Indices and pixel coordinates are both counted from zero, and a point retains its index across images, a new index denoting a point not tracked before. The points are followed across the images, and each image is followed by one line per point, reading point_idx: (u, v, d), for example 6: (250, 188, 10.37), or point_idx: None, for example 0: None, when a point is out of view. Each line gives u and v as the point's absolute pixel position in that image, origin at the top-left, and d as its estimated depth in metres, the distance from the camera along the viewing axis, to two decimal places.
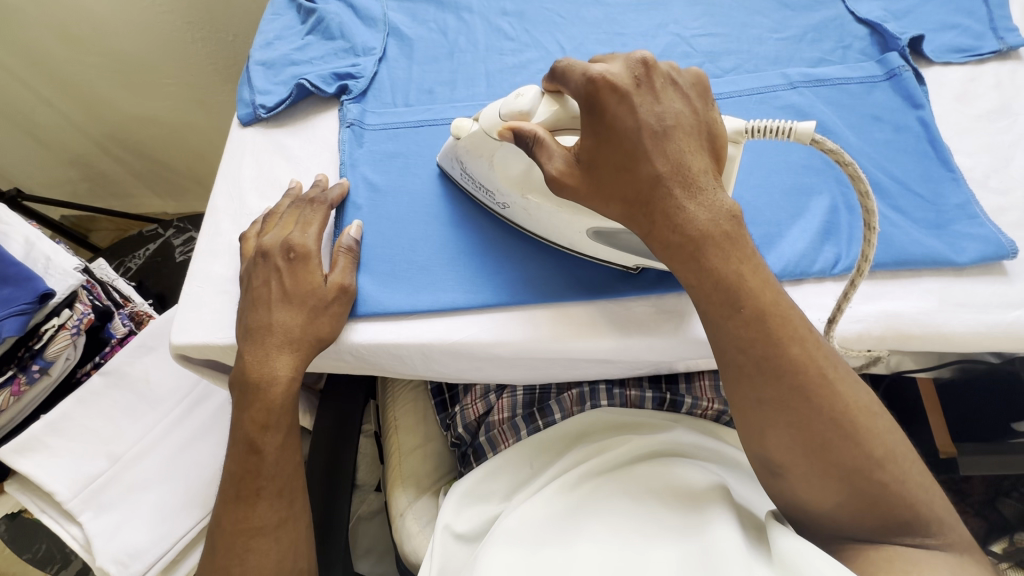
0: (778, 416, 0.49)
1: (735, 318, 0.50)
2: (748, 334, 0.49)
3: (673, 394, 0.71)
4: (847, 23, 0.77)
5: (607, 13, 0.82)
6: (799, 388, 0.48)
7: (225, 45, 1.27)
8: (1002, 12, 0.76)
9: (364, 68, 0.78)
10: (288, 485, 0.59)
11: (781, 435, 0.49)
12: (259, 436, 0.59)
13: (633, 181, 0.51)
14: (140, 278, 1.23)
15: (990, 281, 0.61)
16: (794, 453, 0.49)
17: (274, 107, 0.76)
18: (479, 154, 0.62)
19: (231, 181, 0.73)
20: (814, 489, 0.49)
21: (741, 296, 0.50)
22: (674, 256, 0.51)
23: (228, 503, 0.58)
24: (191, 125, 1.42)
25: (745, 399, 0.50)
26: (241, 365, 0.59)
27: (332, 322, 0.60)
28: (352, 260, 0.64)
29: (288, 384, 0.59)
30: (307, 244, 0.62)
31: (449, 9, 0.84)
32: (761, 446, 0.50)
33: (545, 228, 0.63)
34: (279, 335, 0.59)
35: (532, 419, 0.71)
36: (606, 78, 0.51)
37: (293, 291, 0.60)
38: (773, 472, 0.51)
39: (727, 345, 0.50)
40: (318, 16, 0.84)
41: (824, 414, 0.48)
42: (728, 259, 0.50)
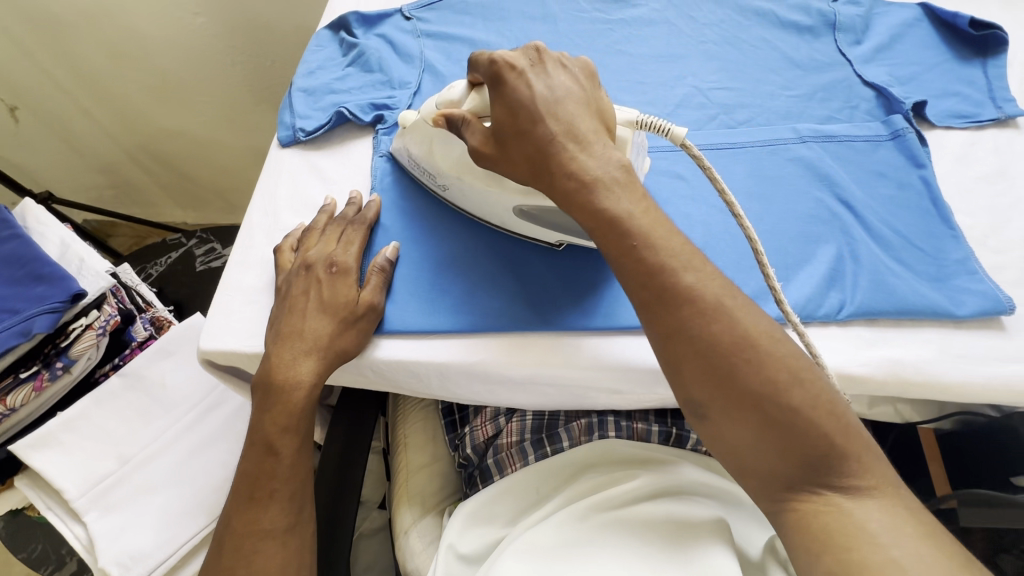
0: (688, 345, 0.49)
1: (632, 251, 0.52)
2: (649, 262, 0.51)
3: (678, 429, 0.73)
4: (855, 85, 0.82)
5: (630, 62, 0.87)
6: (698, 315, 0.49)
7: (263, 70, 1.33)
8: (1000, 83, 0.81)
9: (399, 100, 0.83)
10: (299, 493, 0.61)
11: (694, 368, 0.49)
12: (278, 437, 0.60)
13: (532, 140, 0.55)
14: (161, 285, 1.27)
15: (988, 334, 0.63)
16: (707, 386, 0.49)
17: (313, 131, 0.81)
18: (423, 142, 0.68)
19: (267, 198, 0.77)
20: (734, 426, 0.48)
21: (633, 229, 0.52)
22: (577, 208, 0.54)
23: (241, 504, 0.60)
24: (222, 143, 1.48)
25: (660, 336, 0.51)
26: (267, 365, 0.62)
27: (358, 337, 0.63)
28: (383, 279, 0.66)
29: (309, 390, 0.61)
30: (348, 261, 0.66)
31: (482, 51, 0.90)
32: (680, 382, 0.50)
33: (479, 207, 0.69)
34: (307, 341, 0.61)
35: (541, 445, 0.73)
36: (506, 58, 0.57)
37: (329, 301, 0.63)
38: (697, 413, 0.50)
39: (631, 275, 0.52)
40: (359, 50, 0.90)
41: (726, 339, 0.48)
42: (622, 200, 0.53)
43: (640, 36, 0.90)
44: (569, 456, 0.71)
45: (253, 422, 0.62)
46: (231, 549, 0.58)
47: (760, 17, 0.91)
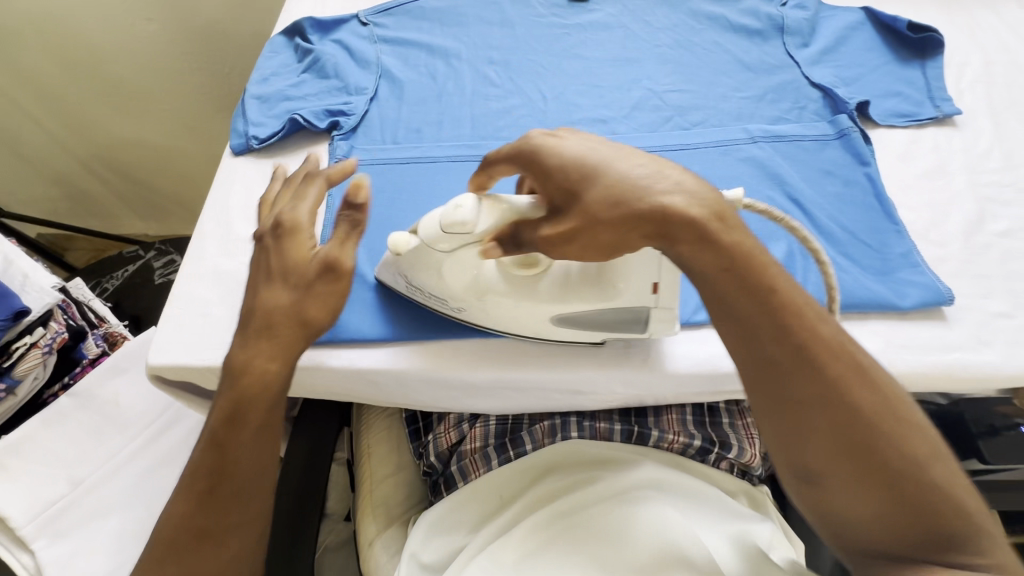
0: (808, 411, 0.46)
1: (756, 301, 0.47)
2: (773, 321, 0.47)
3: (641, 427, 0.73)
4: (803, 87, 0.85)
5: (586, 67, 0.88)
6: (831, 379, 0.46)
7: (221, 77, 1.31)
8: (938, 83, 0.84)
9: (355, 106, 0.82)
10: (246, 496, 0.53)
11: (817, 434, 0.46)
12: (226, 430, 0.53)
13: (621, 185, 0.48)
14: (117, 300, 1.23)
15: (931, 325, 0.65)
16: (833, 455, 0.45)
17: (266, 139, 0.79)
18: (423, 269, 0.60)
19: (220, 208, 0.75)
20: (855, 497, 0.45)
21: (761, 277, 0.48)
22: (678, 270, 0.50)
23: (190, 503, 0.52)
24: (182, 153, 1.44)
25: (777, 394, 0.47)
26: (229, 358, 0.56)
27: (320, 304, 0.57)
28: (350, 229, 0.57)
29: (267, 376, 0.55)
30: (296, 219, 0.59)
31: (440, 56, 0.90)
32: (789, 447, 0.47)
33: (501, 322, 0.64)
34: (262, 317, 0.56)
35: (504, 449, 0.72)
36: (528, 140, 0.53)
37: (284, 268, 0.57)
38: (809, 480, 0.47)
39: (743, 331, 0.48)
40: (314, 56, 0.89)
41: (859, 404, 0.45)
42: (743, 238, 0.49)
43: (596, 41, 0.91)
44: (532, 458, 0.71)
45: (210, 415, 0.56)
46: (164, 547, 0.51)
47: (712, 21, 0.93)
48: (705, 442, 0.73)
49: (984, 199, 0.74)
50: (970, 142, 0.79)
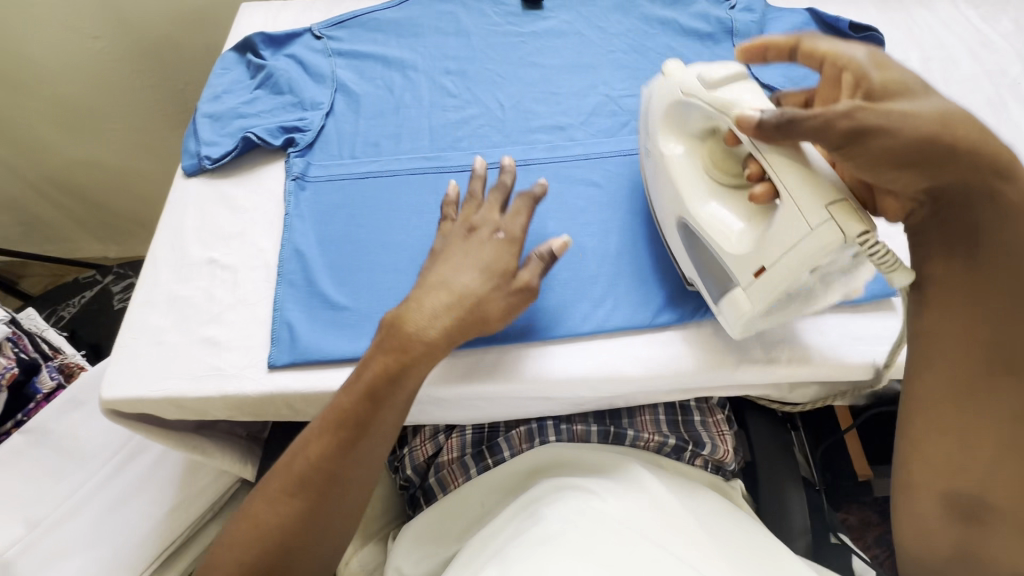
0: (1011, 442, 0.54)
1: (1002, 316, 0.54)
2: (984, 355, 0.54)
3: (616, 428, 0.73)
4: None
5: (543, 74, 0.89)
6: None
7: (175, 94, 1.28)
8: None
9: (311, 121, 0.81)
10: (378, 454, 0.58)
11: (1010, 464, 0.54)
12: (388, 393, 0.57)
13: (939, 155, 0.51)
14: (73, 328, 1.18)
15: (882, 316, 0.68)
16: (996, 483, 0.54)
17: (219, 158, 0.78)
18: (668, 112, 0.64)
19: (174, 231, 0.73)
20: (1008, 538, 0.55)
21: (1018, 289, 0.54)
22: (854, 160, 0.52)
23: (332, 442, 0.56)
24: (140, 173, 1.40)
25: (996, 416, 0.54)
26: (402, 309, 0.60)
27: (501, 307, 0.60)
28: (489, 266, 0.61)
29: (435, 352, 0.58)
30: (512, 233, 0.64)
31: (396, 67, 0.90)
32: (956, 465, 0.55)
33: (653, 186, 0.69)
34: (452, 294, 0.60)
35: (481, 457, 0.72)
36: (857, 74, 0.55)
37: (488, 262, 0.62)
38: (973, 505, 0.55)
39: (982, 348, 0.54)
40: (267, 71, 0.88)
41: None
42: (998, 233, 0.54)
43: (552, 48, 0.92)
44: (512, 464, 0.70)
45: (362, 361, 0.59)
46: (295, 481, 0.56)
47: (664, 25, 0.94)
48: (678, 441, 0.73)
49: None
50: None
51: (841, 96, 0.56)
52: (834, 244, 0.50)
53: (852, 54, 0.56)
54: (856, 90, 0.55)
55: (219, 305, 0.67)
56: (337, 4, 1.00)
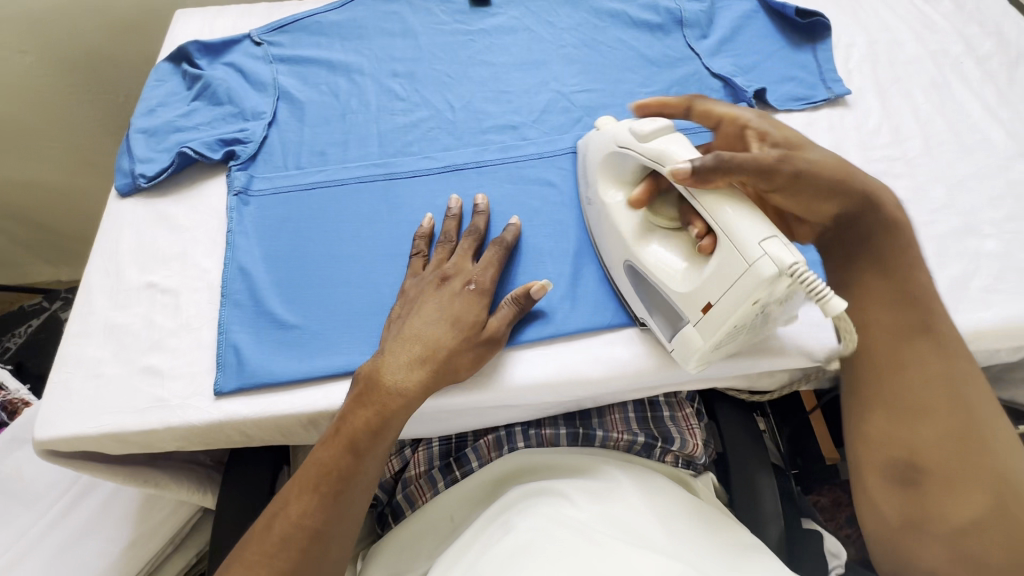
0: (936, 413, 0.55)
1: (905, 295, 0.59)
2: (896, 335, 0.59)
3: (585, 428, 0.71)
4: (704, 78, 0.86)
5: (493, 72, 0.87)
6: (955, 384, 0.56)
7: (117, 107, 1.22)
8: (828, 65, 0.87)
9: (252, 132, 0.78)
10: (357, 510, 0.55)
11: (930, 422, 0.55)
12: (368, 445, 0.55)
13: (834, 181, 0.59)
14: (20, 359, 1.12)
15: None
16: (926, 440, 0.55)
17: (154, 176, 0.74)
18: (608, 158, 0.66)
19: (109, 255, 0.70)
20: (957, 497, 0.53)
21: (907, 270, 0.60)
22: (786, 194, 0.59)
23: (308, 497, 0.53)
24: (88, 192, 1.34)
25: (913, 376, 0.57)
26: (377, 358, 0.58)
27: (472, 359, 0.59)
28: (459, 309, 0.60)
29: (411, 402, 0.56)
30: (484, 283, 0.63)
31: (341, 71, 0.87)
32: (892, 436, 0.57)
33: (599, 229, 0.68)
34: (424, 347, 0.57)
35: (449, 470, 0.69)
36: (756, 129, 0.62)
37: (457, 316, 0.59)
38: (911, 474, 0.55)
39: (878, 324, 0.59)
40: (204, 82, 0.84)
41: (944, 402, 0.56)
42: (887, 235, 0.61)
43: (501, 45, 0.90)
44: (484, 472, 0.67)
45: (339, 414, 0.56)
46: (276, 542, 0.52)
47: (614, 18, 0.93)
48: (648, 438, 0.71)
49: (877, 173, 0.78)
50: (861, 120, 0.83)
51: (750, 147, 0.62)
52: (768, 275, 0.50)
53: (747, 114, 0.63)
54: (763, 141, 0.61)
55: (160, 332, 0.64)
56: (278, 9, 0.96)
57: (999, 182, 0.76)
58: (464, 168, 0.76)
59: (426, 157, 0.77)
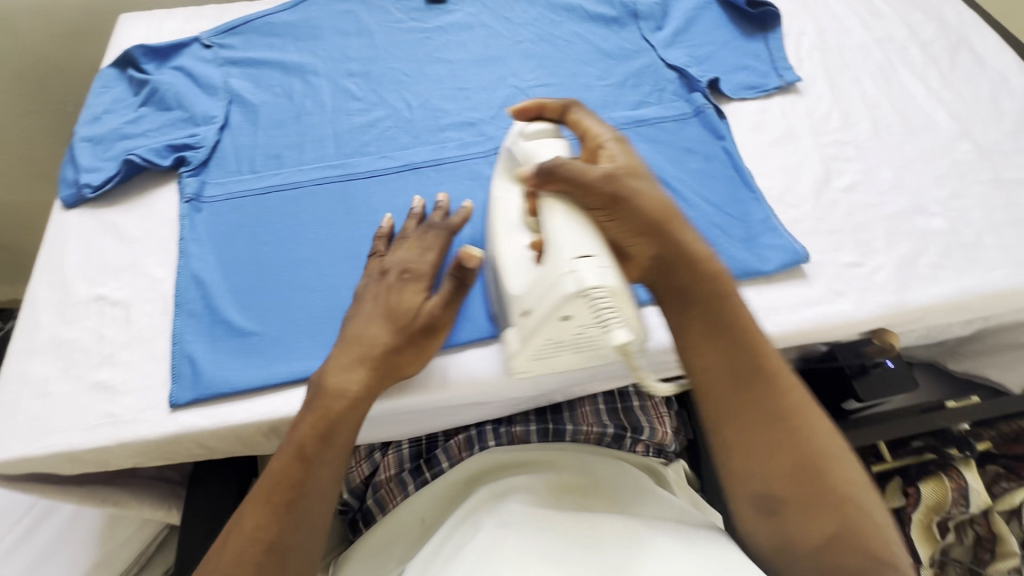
0: (780, 441, 0.51)
1: (704, 326, 0.53)
2: (733, 379, 0.53)
3: (556, 423, 0.71)
4: (660, 69, 0.87)
5: (450, 70, 0.86)
6: (772, 414, 0.52)
7: (66, 117, 1.18)
8: (780, 54, 0.89)
9: (203, 137, 0.76)
10: (316, 517, 0.52)
11: (775, 455, 0.51)
12: (316, 448, 0.52)
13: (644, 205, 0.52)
14: None
15: (794, 284, 0.69)
16: (781, 474, 0.51)
17: (101, 186, 0.72)
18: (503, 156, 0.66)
19: (55, 269, 0.67)
20: (805, 521, 0.50)
21: (692, 295, 0.53)
22: (618, 221, 0.52)
23: (259, 509, 0.51)
24: (43, 206, 1.29)
25: (735, 412, 0.52)
26: (322, 369, 0.57)
27: (415, 355, 0.58)
28: (386, 306, 0.59)
29: (359, 401, 0.55)
30: (423, 270, 0.61)
31: (294, 73, 0.85)
32: (752, 469, 0.51)
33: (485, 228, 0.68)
34: (362, 346, 0.57)
35: (419, 472, 0.69)
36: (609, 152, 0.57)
37: (391, 311, 0.58)
38: (768, 503, 0.51)
39: (725, 361, 0.53)
40: (151, 87, 0.81)
41: (795, 428, 0.51)
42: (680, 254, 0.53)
43: (458, 42, 0.90)
44: (456, 473, 0.66)
45: (292, 426, 0.55)
46: (230, 559, 0.48)
47: (570, 12, 0.94)
48: (618, 429, 0.71)
49: (828, 158, 0.80)
50: (812, 107, 0.85)
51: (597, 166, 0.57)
52: (567, 293, 0.49)
53: (606, 133, 0.58)
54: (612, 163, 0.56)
55: (111, 345, 0.62)
56: (228, 11, 0.94)
57: (944, 162, 0.79)
58: (422, 167, 0.75)
59: (383, 156, 0.76)
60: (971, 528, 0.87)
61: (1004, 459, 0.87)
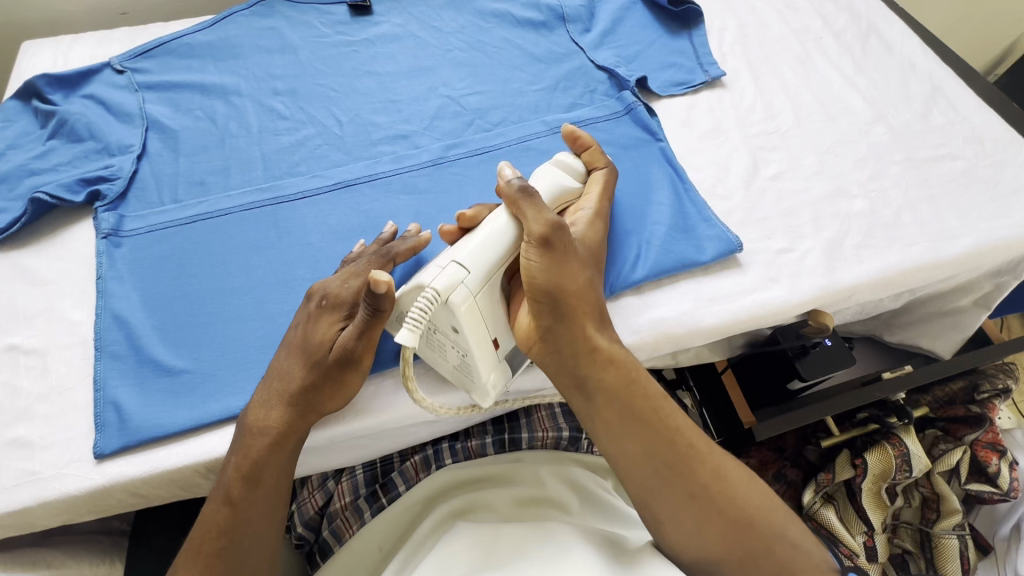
0: (702, 510, 0.53)
1: (609, 407, 0.56)
2: (643, 458, 0.55)
3: (511, 433, 0.70)
4: (590, 71, 0.88)
5: (380, 82, 0.85)
6: (683, 476, 0.54)
7: None
8: (704, 49, 0.91)
9: (119, 168, 0.72)
10: (250, 562, 0.52)
11: (691, 522, 0.53)
12: (240, 491, 0.51)
13: (554, 279, 0.55)
14: None
15: (730, 274, 0.71)
16: (704, 536, 0.53)
17: (7, 228, 0.67)
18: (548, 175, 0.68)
19: None
20: (741, 571, 0.53)
21: (590, 380, 0.56)
22: (538, 264, 0.55)
23: (191, 556, 0.50)
24: None
25: (653, 488, 0.54)
26: (246, 406, 0.56)
27: (326, 391, 0.55)
28: (298, 338, 0.57)
29: (282, 438, 0.53)
30: (343, 296, 0.58)
31: (216, 95, 0.82)
32: (685, 541, 0.53)
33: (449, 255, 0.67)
34: (280, 381, 0.55)
35: (375, 498, 0.67)
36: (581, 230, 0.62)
37: (306, 339, 0.56)
38: (704, 566, 0.54)
39: (633, 446, 0.55)
40: (59, 118, 0.77)
41: (710, 492, 0.53)
42: (575, 336, 0.56)
43: (386, 54, 0.88)
44: (419, 493, 0.66)
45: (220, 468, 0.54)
46: None
47: (498, 18, 0.94)
48: (573, 432, 0.71)
49: (755, 149, 0.82)
50: (738, 100, 0.87)
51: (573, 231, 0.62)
52: (421, 279, 0.53)
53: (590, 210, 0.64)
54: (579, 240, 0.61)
55: (27, 399, 0.58)
56: (141, 34, 0.90)
57: (862, 146, 0.83)
58: (356, 184, 0.74)
59: (314, 176, 0.74)
60: (916, 490, 0.92)
61: (941, 423, 0.94)
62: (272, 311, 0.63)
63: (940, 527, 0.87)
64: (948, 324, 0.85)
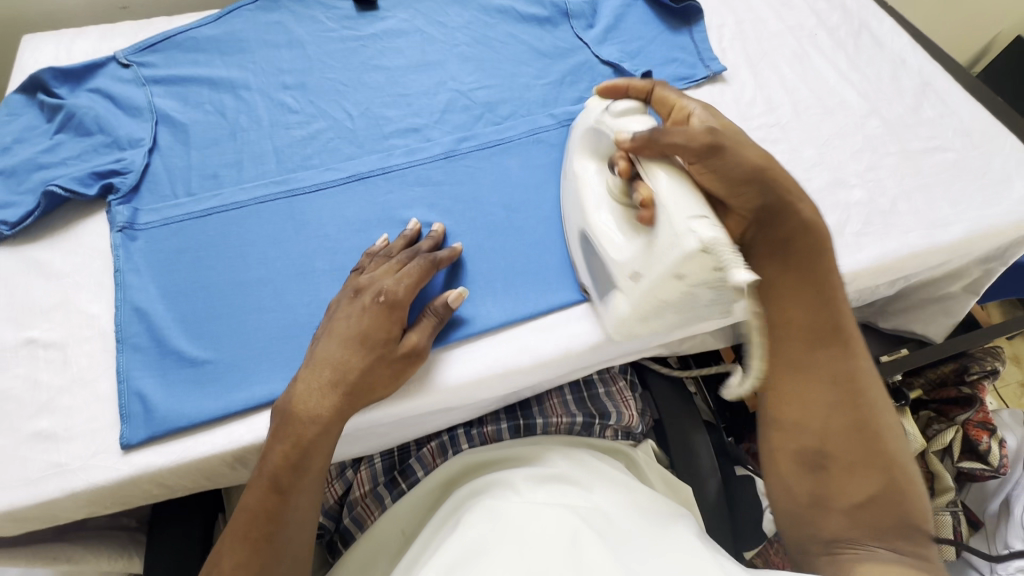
0: (846, 398, 0.56)
1: (788, 285, 0.59)
2: (809, 334, 0.58)
3: (526, 419, 0.72)
4: (595, 66, 0.90)
5: (389, 77, 0.86)
6: (838, 361, 0.57)
7: None
8: (704, 45, 0.93)
9: (131, 161, 0.72)
10: (294, 548, 0.52)
11: (823, 406, 0.57)
12: (288, 477, 0.52)
13: (750, 174, 0.57)
14: None
15: None
16: (833, 423, 0.56)
17: (19, 222, 0.66)
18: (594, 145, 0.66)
19: None
20: (855, 480, 0.55)
21: (782, 253, 0.59)
22: (712, 166, 0.56)
23: (235, 543, 0.50)
24: None
25: (800, 364, 0.58)
26: (289, 392, 0.56)
27: (390, 376, 0.57)
28: (354, 332, 0.57)
29: (330, 425, 0.54)
30: (401, 294, 0.59)
31: (225, 88, 0.82)
32: (808, 420, 0.57)
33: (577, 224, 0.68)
34: (332, 369, 0.55)
35: (396, 484, 0.68)
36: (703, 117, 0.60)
37: (366, 335, 0.57)
38: (817, 454, 0.56)
39: (798, 321, 0.58)
40: (66, 111, 0.76)
41: (859, 388, 0.56)
42: (779, 223, 0.59)
43: (394, 49, 0.89)
44: (432, 479, 0.66)
45: (260, 458, 0.54)
46: None
47: (503, 14, 0.95)
48: (586, 416, 0.72)
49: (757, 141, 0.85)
50: (738, 94, 0.90)
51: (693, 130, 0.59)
52: (687, 246, 0.50)
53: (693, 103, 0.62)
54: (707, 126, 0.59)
55: (48, 392, 0.58)
56: (145, 28, 0.89)
57: (858, 138, 0.86)
58: (370, 176, 0.74)
59: (328, 168, 0.75)
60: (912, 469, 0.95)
61: (934, 404, 0.98)
62: (294, 301, 0.64)
63: (935, 504, 0.90)
64: (940, 309, 0.88)
